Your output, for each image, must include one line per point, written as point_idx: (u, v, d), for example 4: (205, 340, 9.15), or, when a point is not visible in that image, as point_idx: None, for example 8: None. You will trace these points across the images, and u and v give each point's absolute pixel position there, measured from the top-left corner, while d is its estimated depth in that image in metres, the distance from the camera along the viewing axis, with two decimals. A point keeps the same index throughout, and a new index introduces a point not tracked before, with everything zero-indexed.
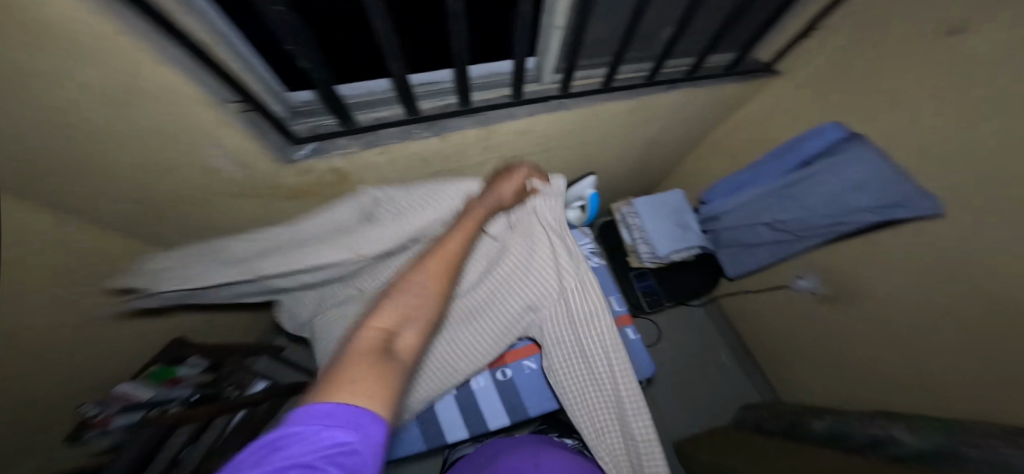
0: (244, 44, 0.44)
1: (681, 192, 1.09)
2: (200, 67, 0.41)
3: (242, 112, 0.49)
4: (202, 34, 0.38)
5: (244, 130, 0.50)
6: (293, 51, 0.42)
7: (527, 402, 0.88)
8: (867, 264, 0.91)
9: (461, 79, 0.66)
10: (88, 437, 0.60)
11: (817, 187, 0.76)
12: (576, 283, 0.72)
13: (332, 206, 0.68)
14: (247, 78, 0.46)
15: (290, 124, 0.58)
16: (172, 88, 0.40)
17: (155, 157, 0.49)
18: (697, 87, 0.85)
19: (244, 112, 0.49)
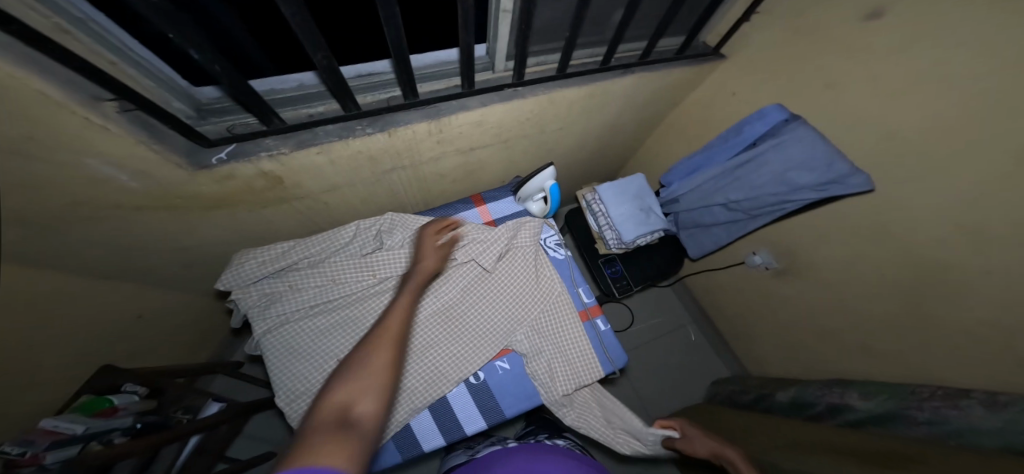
0: (111, 27, 0.38)
1: (642, 176, 1.08)
2: (56, 64, 0.35)
3: (119, 108, 0.43)
4: (47, 20, 0.32)
5: (135, 134, 0.45)
6: (176, 38, 0.35)
7: (503, 403, 0.88)
8: (809, 239, 0.96)
9: (403, 69, 0.62)
10: None
11: (765, 167, 0.76)
12: (552, 294, 0.95)
13: (348, 235, 0.84)
14: (132, 74, 0.42)
15: (199, 126, 0.53)
16: (41, 98, 0.34)
17: (51, 184, 0.43)
18: (652, 71, 0.83)
19: (120, 107, 0.43)
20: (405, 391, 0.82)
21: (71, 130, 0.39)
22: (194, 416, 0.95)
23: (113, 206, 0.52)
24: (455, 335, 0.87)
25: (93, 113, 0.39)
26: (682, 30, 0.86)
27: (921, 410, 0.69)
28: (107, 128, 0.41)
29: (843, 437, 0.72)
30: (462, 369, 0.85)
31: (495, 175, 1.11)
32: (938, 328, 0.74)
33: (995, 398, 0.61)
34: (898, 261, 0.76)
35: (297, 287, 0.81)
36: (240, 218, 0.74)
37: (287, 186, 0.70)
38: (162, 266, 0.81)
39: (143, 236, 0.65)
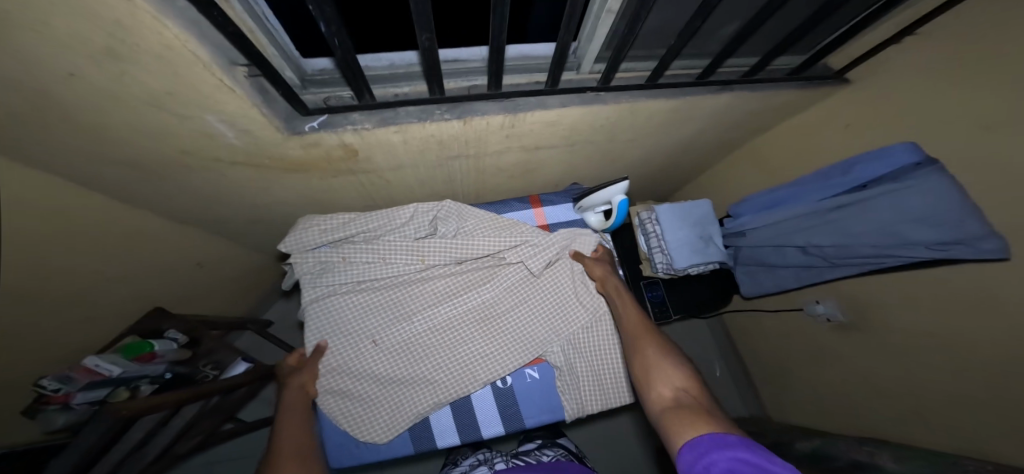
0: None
1: (708, 203, 1.02)
2: (196, 15, 0.35)
3: (247, 74, 0.45)
4: None
5: (248, 93, 0.46)
6: (313, 10, 0.39)
7: (526, 412, 0.83)
8: (887, 298, 0.89)
9: (494, 57, 0.58)
10: (42, 409, 0.62)
11: (874, 213, 0.69)
12: (597, 312, 0.86)
13: (403, 211, 0.80)
14: (264, 42, 0.48)
15: (303, 92, 0.58)
16: (159, 42, 0.33)
17: (123, 103, 0.41)
18: (753, 91, 0.77)
19: (249, 73, 0.46)
20: (427, 384, 0.79)
21: (195, 86, 0.41)
22: (221, 374, 0.95)
23: (216, 156, 0.56)
24: (488, 336, 0.82)
25: (226, 74, 0.41)
26: (802, 52, 0.78)
27: None
28: (234, 91, 0.43)
29: None
30: (493, 370, 0.81)
31: (552, 176, 1.06)
32: (1003, 411, 0.68)
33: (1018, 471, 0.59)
34: (984, 335, 0.70)
35: (345, 261, 0.79)
36: (311, 185, 0.75)
37: (359, 160, 0.71)
38: (233, 216, 0.84)
39: (222, 185, 0.68)
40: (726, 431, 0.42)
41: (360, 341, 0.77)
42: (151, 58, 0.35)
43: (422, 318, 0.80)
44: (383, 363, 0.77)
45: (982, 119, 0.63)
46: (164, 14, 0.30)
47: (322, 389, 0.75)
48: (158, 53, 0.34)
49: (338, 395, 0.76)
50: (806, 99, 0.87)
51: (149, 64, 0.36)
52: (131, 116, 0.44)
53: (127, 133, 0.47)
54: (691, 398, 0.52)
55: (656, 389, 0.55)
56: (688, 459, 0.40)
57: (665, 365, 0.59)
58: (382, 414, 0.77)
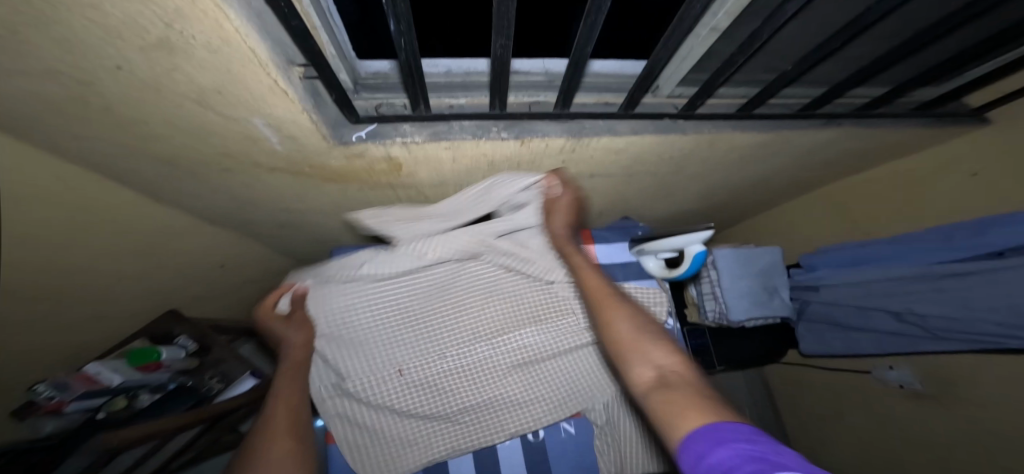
0: None
1: (777, 251, 0.90)
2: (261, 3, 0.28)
3: (304, 75, 0.38)
4: None
5: (300, 96, 0.38)
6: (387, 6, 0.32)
7: (557, 472, 0.73)
8: (994, 381, 0.76)
9: (573, 73, 0.50)
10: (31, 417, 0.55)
11: (1000, 287, 0.58)
12: None
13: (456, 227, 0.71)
14: (324, 39, 0.41)
15: (355, 97, 0.52)
16: (217, 34, 0.26)
17: (160, 97, 0.34)
18: (860, 127, 0.66)
19: (306, 74, 0.39)
20: (453, 425, 0.70)
21: (253, 87, 0.34)
22: (224, 390, 0.81)
23: (257, 161, 0.50)
24: (529, 379, 0.72)
25: (282, 76, 0.34)
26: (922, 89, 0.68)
27: None
28: (288, 94, 0.36)
29: None
30: (525, 419, 0.71)
31: (595, 204, 0.97)
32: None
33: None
34: None
35: (382, 279, 0.71)
36: (347, 195, 0.68)
37: (402, 175, 0.64)
38: (261, 221, 0.77)
39: (256, 190, 0.61)
40: (734, 420, 0.29)
41: (387, 370, 0.69)
42: (210, 54, 0.28)
43: (458, 352, 0.70)
44: (404, 398, 0.68)
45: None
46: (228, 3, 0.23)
47: (333, 413, 0.67)
48: (215, 48, 0.27)
49: (346, 423, 0.67)
50: (915, 139, 0.76)
51: (206, 60, 0.29)
52: (170, 113, 0.37)
53: (165, 130, 0.40)
54: (677, 376, 0.37)
55: (636, 370, 0.40)
56: (689, 464, 0.26)
57: (642, 338, 0.44)
58: (395, 452, 0.68)
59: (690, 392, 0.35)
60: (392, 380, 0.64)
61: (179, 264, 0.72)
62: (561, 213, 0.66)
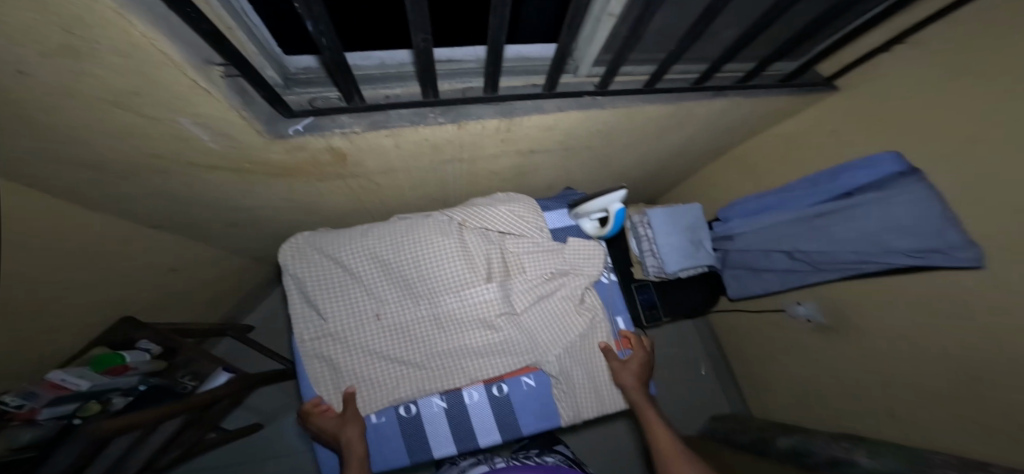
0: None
1: (698, 207, 1.03)
2: (168, 13, 0.32)
3: (225, 75, 0.41)
4: None
5: (225, 95, 0.42)
6: (300, 8, 0.37)
7: (522, 420, 0.79)
8: (868, 302, 0.92)
9: (492, 60, 0.56)
10: None
11: (855, 221, 0.72)
12: (595, 318, 0.84)
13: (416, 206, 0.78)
14: (243, 39, 0.44)
15: (285, 92, 0.55)
16: (121, 40, 0.29)
17: (89, 109, 0.37)
18: (747, 96, 0.79)
19: (226, 73, 0.42)
20: (422, 374, 0.75)
21: (172, 87, 0.37)
22: (201, 385, 0.88)
23: (193, 160, 0.52)
24: (493, 328, 0.77)
25: (201, 77, 0.37)
26: (793, 60, 0.82)
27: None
28: (210, 93, 0.39)
29: None
30: (489, 364, 0.77)
31: (543, 180, 1.05)
32: (978, 410, 0.72)
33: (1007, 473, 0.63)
34: (962, 337, 0.73)
35: (351, 241, 0.74)
36: (296, 189, 0.71)
37: (348, 164, 0.68)
38: (214, 222, 0.78)
39: (203, 190, 0.63)
40: None
41: (361, 324, 0.73)
42: (118, 57, 0.31)
43: (426, 305, 0.75)
44: (373, 349, 0.73)
45: (960, 131, 0.66)
46: (128, 10, 0.27)
47: (309, 355, 0.72)
48: (123, 52, 0.30)
49: (321, 364, 0.72)
50: (797, 104, 0.90)
51: (120, 63, 0.32)
52: (94, 121, 0.39)
53: (96, 140, 0.42)
54: None
55: None
56: None
57: None
58: (369, 398, 0.72)
59: None
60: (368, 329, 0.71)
61: (160, 267, 0.76)
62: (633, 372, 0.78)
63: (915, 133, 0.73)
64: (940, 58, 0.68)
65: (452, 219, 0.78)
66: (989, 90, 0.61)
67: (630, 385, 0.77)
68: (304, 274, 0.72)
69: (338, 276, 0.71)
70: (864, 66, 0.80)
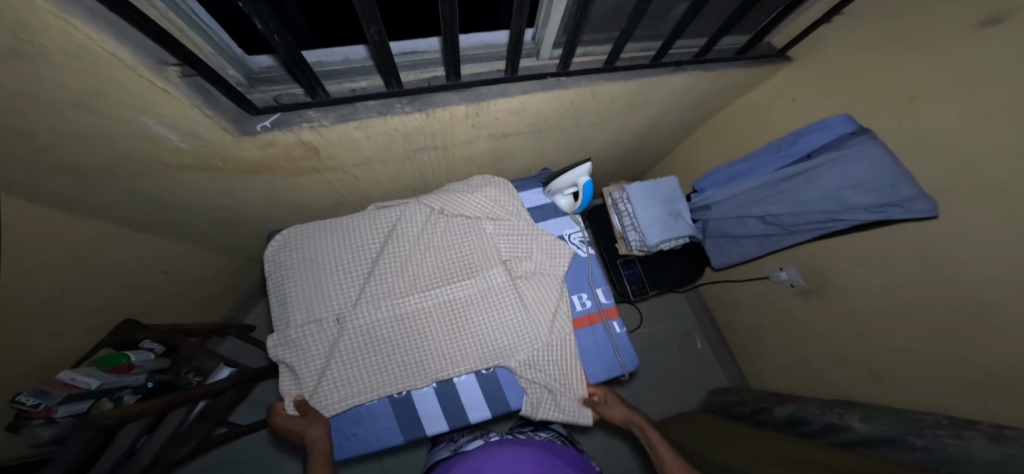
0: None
1: (675, 180, 1.05)
2: (110, 16, 0.34)
3: (181, 74, 0.43)
4: None
5: (187, 94, 0.44)
6: (243, 5, 0.37)
7: (512, 394, 0.71)
8: (845, 262, 0.93)
9: (448, 49, 0.57)
10: (26, 426, 0.59)
11: (816, 182, 0.75)
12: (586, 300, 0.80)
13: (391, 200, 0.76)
14: (197, 40, 0.46)
15: (251, 91, 0.56)
16: (66, 41, 0.31)
17: (55, 115, 0.39)
18: (707, 70, 0.83)
19: (182, 72, 0.43)
20: (402, 372, 0.67)
21: (128, 87, 0.39)
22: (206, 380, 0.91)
23: (161, 157, 0.52)
24: (480, 316, 0.71)
25: (156, 76, 0.39)
26: (744, 33, 0.85)
27: (922, 437, 0.71)
28: (168, 92, 0.41)
29: (839, 458, 0.74)
30: (475, 358, 0.70)
31: (522, 163, 1.07)
32: (954, 363, 0.73)
33: (998, 431, 0.63)
34: (933, 290, 0.74)
35: (326, 231, 0.70)
36: (273, 185, 0.73)
37: (323, 157, 0.68)
38: (202, 224, 0.81)
39: (179, 190, 0.64)
40: None
41: (334, 318, 0.65)
42: (68, 58, 0.33)
43: (406, 296, 0.69)
44: (347, 345, 0.65)
45: (908, 86, 0.68)
46: (68, 13, 0.29)
47: (276, 353, 0.63)
48: (73, 54, 0.32)
49: (290, 373, 0.64)
50: (759, 76, 0.92)
51: (79, 68, 0.34)
52: (54, 122, 0.40)
53: (56, 140, 0.42)
54: None
55: None
56: None
57: None
58: (341, 402, 0.64)
59: None
60: (344, 320, 0.65)
61: (155, 270, 0.80)
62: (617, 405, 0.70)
63: (874, 92, 0.74)
64: (892, 17, 0.69)
65: (431, 207, 0.75)
66: (939, 45, 0.63)
67: (619, 417, 0.69)
68: (274, 267, 0.68)
69: (314, 264, 0.67)
70: (822, 30, 0.81)
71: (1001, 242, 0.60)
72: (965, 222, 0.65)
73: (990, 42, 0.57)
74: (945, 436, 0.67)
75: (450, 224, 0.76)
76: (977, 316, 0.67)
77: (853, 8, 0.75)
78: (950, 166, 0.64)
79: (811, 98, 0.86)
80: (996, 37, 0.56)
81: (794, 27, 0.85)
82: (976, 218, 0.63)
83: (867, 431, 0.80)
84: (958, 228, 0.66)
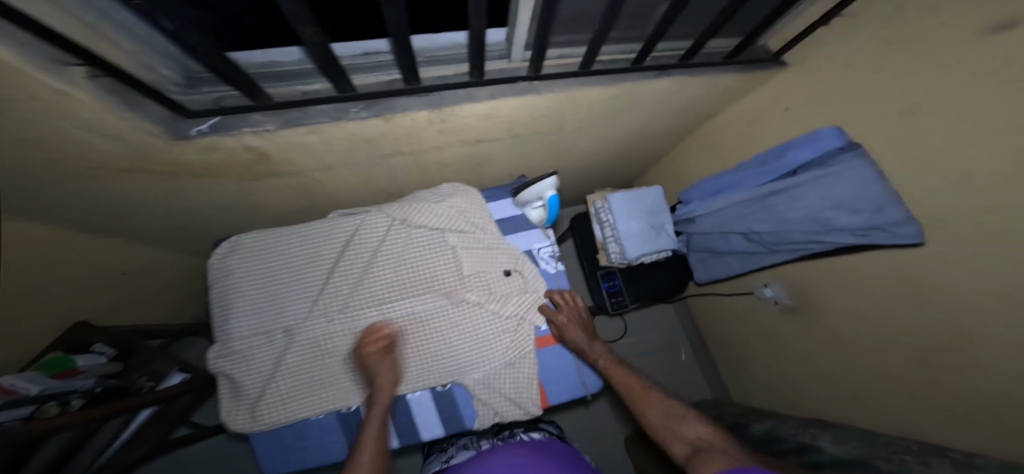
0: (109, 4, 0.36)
1: (659, 190, 1.01)
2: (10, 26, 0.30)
3: (87, 75, 0.38)
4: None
5: (105, 100, 0.40)
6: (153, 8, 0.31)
7: (466, 412, 0.69)
8: (831, 283, 0.88)
9: (400, 50, 0.52)
10: None
11: (800, 201, 0.70)
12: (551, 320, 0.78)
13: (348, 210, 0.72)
14: (120, 45, 0.40)
15: (183, 93, 0.51)
16: None
17: None
18: (692, 75, 0.78)
19: (88, 73, 0.38)
20: (352, 388, 0.65)
21: (39, 100, 0.35)
22: (159, 385, 0.87)
23: (90, 165, 0.49)
24: (436, 333, 0.69)
25: (67, 83, 0.35)
26: (734, 35, 0.80)
27: (889, 461, 0.67)
28: (84, 98, 0.38)
29: None
30: (429, 376, 0.68)
31: (500, 168, 1.03)
32: (930, 391, 0.70)
33: (968, 460, 0.59)
34: (916, 316, 0.70)
35: (277, 240, 0.67)
36: (227, 188, 0.70)
37: (276, 162, 0.65)
38: (159, 224, 0.79)
39: (126, 193, 0.62)
40: (745, 465, 0.44)
41: (281, 332, 0.63)
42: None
43: (359, 310, 0.67)
44: (294, 359, 0.63)
45: (904, 99, 0.63)
46: None
47: (217, 366, 0.61)
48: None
49: (233, 387, 0.62)
50: (748, 83, 0.87)
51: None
52: None
53: None
54: (709, 445, 0.51)
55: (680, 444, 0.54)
56: None
57: (671, 420, 0.58)
58: (284, 415, 0.63)
59: (722, 451, 0.49)
60: (292, 335, 0.63)
61: (112, 272, 0.78)
62: (570, 326, 0.74)
63: (871, 105, 0.68)
64: (887, 24, 0.64)
65: (391, 218, 0.72)
66: (935, 56, 0.58)
67: (580, 343, 0.73)
68: (218, 277, 0.64)
69: (263, 275, 0.65)
70: (816, 35, 0.76)
71: (986, 272, 0.56)
72: (951, 249, 0.60)
73: (986, 54, 0.52)
74: (912, 462, 0.64)
75: (410, 235, 0.73)
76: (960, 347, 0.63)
77: (850, 12, 0.69)
78: (939, 188, 0.60)
79: (807, 108, 0.80)
80: (993, 48, 0.51)
81: (789, 31, 0.79)
82: (965, 242, 0.58)
83: (838, 453, 0.75)
84: (944, 255, 0.62)
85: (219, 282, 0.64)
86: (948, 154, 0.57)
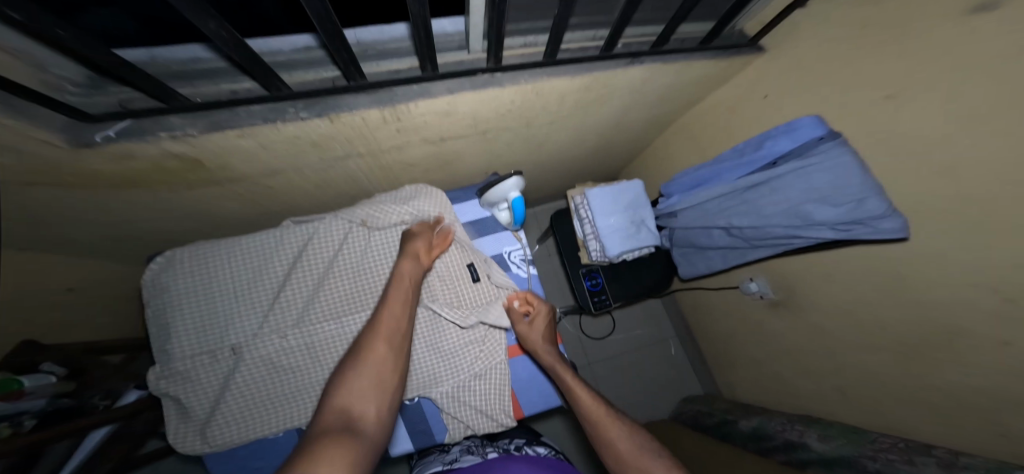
0: None
1: (639, 184, 0.97)
2: None
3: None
4: None
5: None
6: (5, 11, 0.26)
7: (434, 426, 0.66)
8: (816, 277, 0.85)
9: (339, 52, 0.46)
10: None
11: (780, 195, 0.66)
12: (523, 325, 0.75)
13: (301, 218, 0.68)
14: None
15: (82, 96, 0.45)
16: None
17: None
18: (665, 63, 0.73)
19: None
20: (309, 404, 0.61)
21: None
22: (115, 403, 0.82)
23: None
24: None
25: None
26: (708, 19, 0.74)
27: (874, 460, 0.65)
28: None
29: None
30: None
31: (471, 165, 0.98)
32: (915, 388, 0.67)
33: (953, 459, 0.57)
34: (901, 312, 0.66)
35: (222, 250, 0.63)
36: (165, 197, 0.65)
37: (213, 168, 0.60)
38: (102, 238, 0.74)
39: (47, 209, 0.57)
40: None
41: (229, 347, 0.60)
42: None
43: (315, 320, 0.63)
44: (245, 376, 0.59)
45: (884, 83, 0.59)
46: None
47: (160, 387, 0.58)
48: None
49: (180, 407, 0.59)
50: (725, 70, 0.82)
51: None
52: None
53: None
54: None
55: None
56: None
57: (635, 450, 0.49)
58: (236, 436, 0.59)
59: None
60: (240, 350, 0.60)
61: (55, 290, 0.74)
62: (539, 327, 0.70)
63: (852, 91, 0.64)
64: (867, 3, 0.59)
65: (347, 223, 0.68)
66: (915, 38, 0.53)
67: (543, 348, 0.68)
68: (155, 294, 0.60)
69: (208, 288, 0.61)
70: (794, 17, 0.71)
71: (972, 266, 0.53)
72: (935, 241, 0.57)
73: (967, 35, 0.47)
74: (897, 461, 0.61)
75: (369, 240, 0.69)
76: (946, 344, 0.60)
77: None
78: (922, 178, 0.56)
79: (788, 94, 0.76)
80: (976, 29, 0.46)
81: (765, 14, 0.74)
82: (950, 235, 0.54)
83: (825, 452, 0.73)
84: (928, 249, 0.58)
85: (158, 299, 0.60)
86: (930, 144, 0.53)
